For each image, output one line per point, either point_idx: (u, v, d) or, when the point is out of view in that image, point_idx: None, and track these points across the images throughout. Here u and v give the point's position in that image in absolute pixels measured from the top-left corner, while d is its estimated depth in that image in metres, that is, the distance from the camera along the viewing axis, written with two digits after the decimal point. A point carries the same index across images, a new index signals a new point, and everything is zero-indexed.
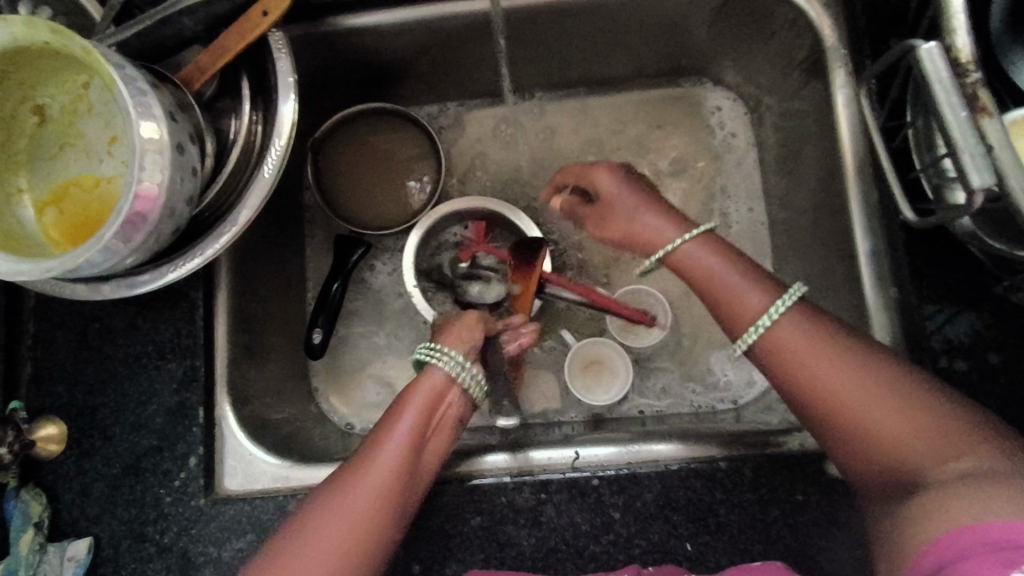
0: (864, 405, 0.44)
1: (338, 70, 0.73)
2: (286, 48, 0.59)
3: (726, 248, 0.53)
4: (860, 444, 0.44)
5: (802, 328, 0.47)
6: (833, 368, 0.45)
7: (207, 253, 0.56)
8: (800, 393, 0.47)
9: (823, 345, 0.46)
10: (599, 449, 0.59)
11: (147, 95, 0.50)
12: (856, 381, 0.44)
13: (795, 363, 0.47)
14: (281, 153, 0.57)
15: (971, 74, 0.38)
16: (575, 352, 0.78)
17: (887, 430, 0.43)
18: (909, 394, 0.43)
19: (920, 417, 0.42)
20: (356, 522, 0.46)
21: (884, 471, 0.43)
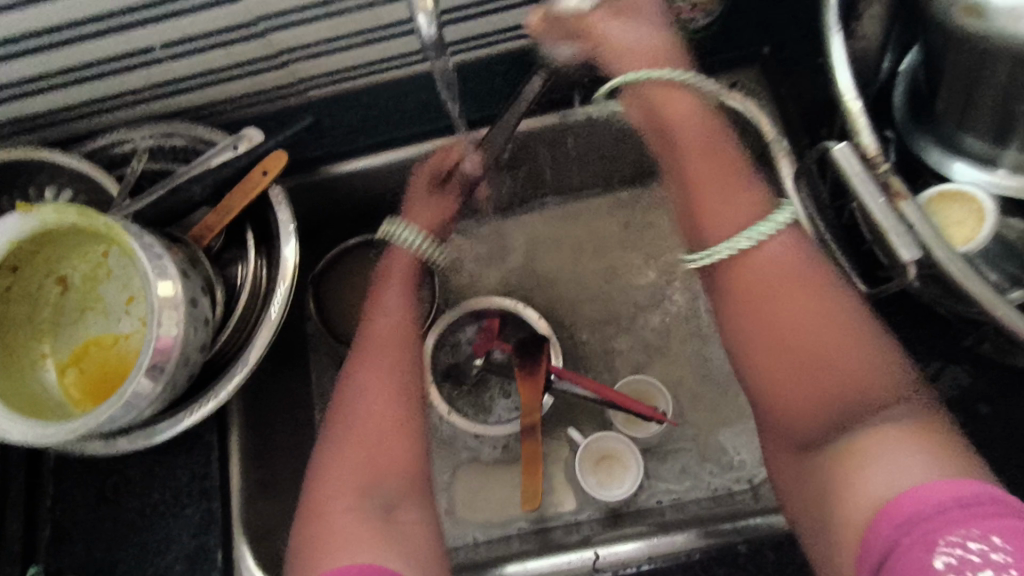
0: (800, 323, 0.45)
1: (330, 210, 0.80)
2: (286, 200, 0.65)
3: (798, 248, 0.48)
4: (790, 358, 0.45)
5: (778, 251, 0.47)
6: (779, 276, 0.46)
7: (220, 396, 0.58)
8: (745, 307, 0.46)
9: (786, 264, 0.46)
10: (618, 546, 0.60)
11: (162, 258, 0.55)
12: (799, 300, 0.45)
13: (746, 279, 0.46)
14: (286, 293, 0.61)
15: (880, 165, 0.42)
16: (585, 447, 0.77)
17: (815, 354, 0.44)
18: (836, 312, 0.45)
19: (836, 338, 0.44)
20: (395, 404, 0.51)
21: (808, 408, 0.45)
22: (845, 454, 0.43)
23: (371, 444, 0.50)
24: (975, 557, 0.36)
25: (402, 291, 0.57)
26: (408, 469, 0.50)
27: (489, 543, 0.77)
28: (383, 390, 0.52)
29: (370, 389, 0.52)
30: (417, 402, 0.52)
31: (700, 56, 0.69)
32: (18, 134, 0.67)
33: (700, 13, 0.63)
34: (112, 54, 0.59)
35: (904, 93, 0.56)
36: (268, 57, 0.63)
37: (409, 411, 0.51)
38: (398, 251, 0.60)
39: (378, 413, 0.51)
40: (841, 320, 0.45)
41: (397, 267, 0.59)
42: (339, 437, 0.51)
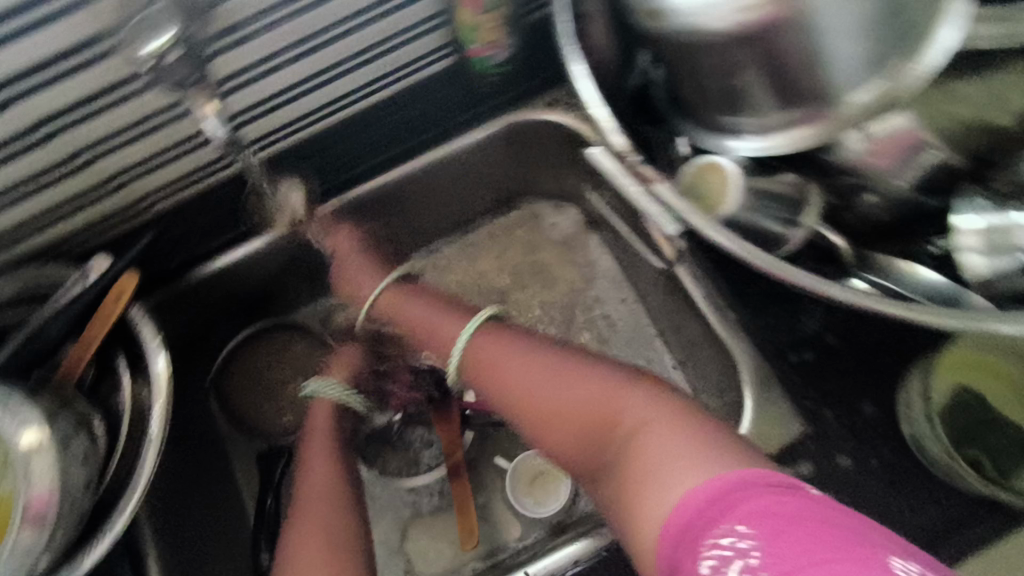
0: (530, 390, 0.60)
1: (211, 312, 0.80)
2: (149, 317, 0.65)
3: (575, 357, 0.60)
4: (533, 412, 0.59)
5: (485, 342, 0.66)
6: (522, 361, 0.62)
7: (115, 528, 0.57)
8: (494, 384, 0.63)
9: (507, 346, 0.64)
10: (542, 561, 0.63)
11: (21, 409, 0.55)
12: (572, 386, 0.58)
13: (493, 379, 0.63)
14: (162, 408, 0.61)
15: (627, 153, 0.50)
16: (516, 471, 0.79)
17: (576, 414, 0.56)
18: (570, 371, 0.59)
19: (573, 380, 0.58)
20: (332, 528, 0.61)
21: (581, 436, 0.55)
22: (623, 465, 0.49)
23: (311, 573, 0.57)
24: (728, 552, 0.37)
25: (324, 441, 0.70)
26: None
27: None
28: (321, 521, 0.62)
29: (311, 526, 0.61)
30: (353, 521, 0.62)
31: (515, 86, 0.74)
32: None
33: (497, 49, 0.66)
34: None
35: None
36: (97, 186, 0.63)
37: (348, 535, 0.61)
38: (318, 402, 0.74)
39: (316, 543, 0.60)
40: (571, 368, 0.59)
41: (322, 419, 0.73)
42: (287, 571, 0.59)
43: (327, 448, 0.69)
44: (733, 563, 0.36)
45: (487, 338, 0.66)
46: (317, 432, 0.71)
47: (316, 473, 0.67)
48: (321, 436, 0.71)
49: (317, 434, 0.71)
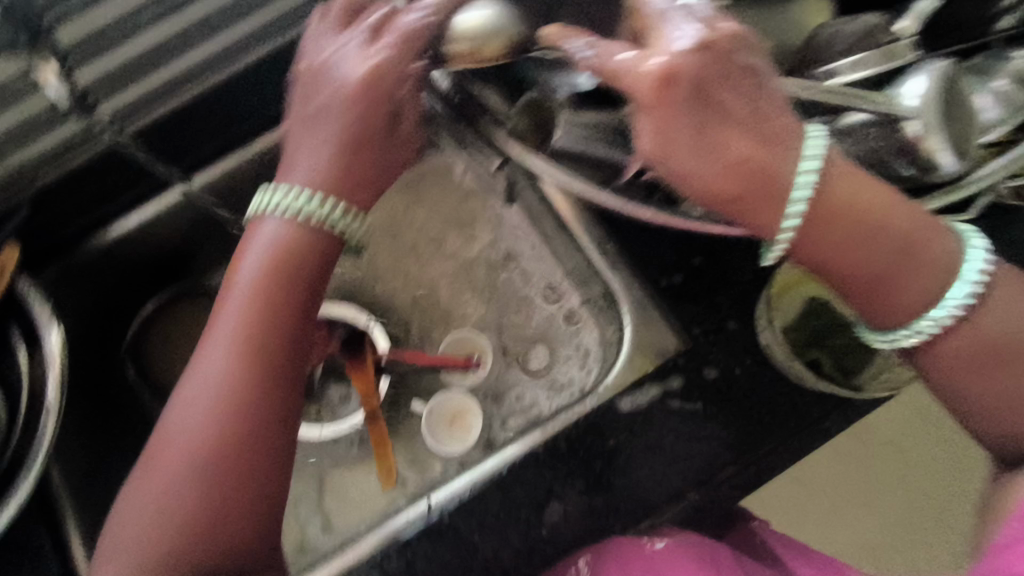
0: (988, 381, 0.48)
1: (120, 289, 0.78)
2: (38, 290, 0.66)
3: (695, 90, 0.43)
4: (741, 200, 0.45)
5: (676, 92, 0.43)
6: (710, 134, 0.44)
7: (19, 496, 0.59)
8: (745, 147, 0.44)
9: (682, 106, 0.43)
10: (445, 488, 0.62)
11: None
12: (707, 136, 0.44)
13: (724, 168, 0.44)
14: (58, 378, 0.63)
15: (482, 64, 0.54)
16: (429, 414, 0.81)
17: (730, 176, 0.44)
18: (739, 128, 0.44)
19: (737, 165, 0.44)
20: (192, 444, 0.46)
21: (725, 186, 0.45)
22: (909, 263, 0.47)
23: (146, 519, 0.44)
24: None
25: (242, 302, 0.49)
26: (201, 515, 0.44)
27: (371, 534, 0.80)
28: (187, 427, 0.46)
29: (167, 464, 0.45)
30: (254, 417, 0.46)
31: None
32: None
33: None
34: None
35: None
36: None
37: (219, 446, 0.45)
38: (263, 225, 0.50)
39: (174, 484, 0.45)
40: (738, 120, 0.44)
41: (276, 247, 0.49)
42: (138, 493, 0.46)
43: (267, 299, 0.49)
44: None
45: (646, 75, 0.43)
46: (229, 305, 0.49)
47: (222, 344, 0.48)
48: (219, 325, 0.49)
49: (233, 299, 0.49)
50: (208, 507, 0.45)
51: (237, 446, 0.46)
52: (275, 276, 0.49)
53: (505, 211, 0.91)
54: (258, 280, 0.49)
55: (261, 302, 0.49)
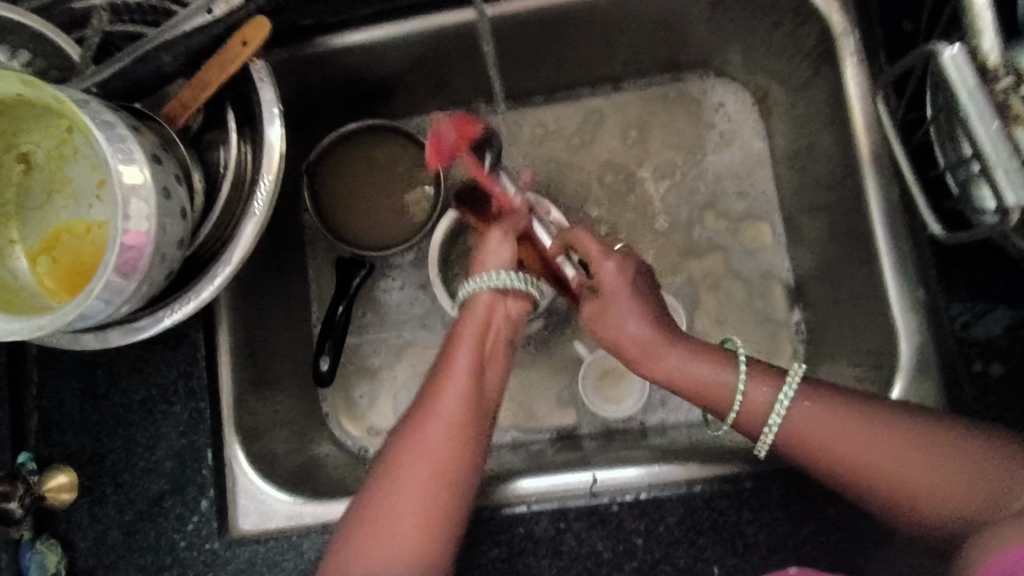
0: (896, 466, 0.48)
1: (329, 90, 0.71)
2: (270, 77, 0.57)
3: (836, 399, 0.51)
4: (901, 496, 0.48)
5: (815, 410, 0.51)
6: (853, 442, 0.49)
7: (202, 296, 0.55)
8: (867, 473, 0.49)
9: (838, 420, 0.50)
10: (617, 472, 0.57)
11: (127, 140, 0.48)
12: (876, 424, 0.50)
13: (886, 457, 0.48)
14: (270, 187, 0.56)
15: (1001, 81, 0.41)
16: (591, 362, 0.75)
17: (915, 478, 0.48)
18: (886, 442, 0.49)
19: (907, 445, 0.48)
20: (433, 457, 0.51)
21: (914, 493, 0.47)
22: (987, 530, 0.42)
23: (396, 533, 0.48)
24: None
25: (476, 354, 0.55)
26: (426, 532, 0.49)
27: None
28: (399, 478, 0.50)
29: (411, 457, 0.50)
30: (465, 454, 0.51)
31: None
32: None
33: None
34: None
35: None
36: None
37: (440, 464, 0.50)
38: (476, 294, 0.57)
39: (415, 494, 0.50)
40: (909, 428, 0.49)
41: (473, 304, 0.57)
42: (357, 528, 0.49)
43: (474, 361, 0.55)
44: None
45: (813, 404, 0.51)
46: (465, 328, 0.56)
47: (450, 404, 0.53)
48: (465, 343, 0.55)
49: (465, 329, 0.56)
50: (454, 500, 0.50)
51: (435, 486, 0.50)
52: (482, 342, 0.56)
53: (757, 170, 0.74)
54: (476, 341, 0.56)
55: (466, 351, 0.55)
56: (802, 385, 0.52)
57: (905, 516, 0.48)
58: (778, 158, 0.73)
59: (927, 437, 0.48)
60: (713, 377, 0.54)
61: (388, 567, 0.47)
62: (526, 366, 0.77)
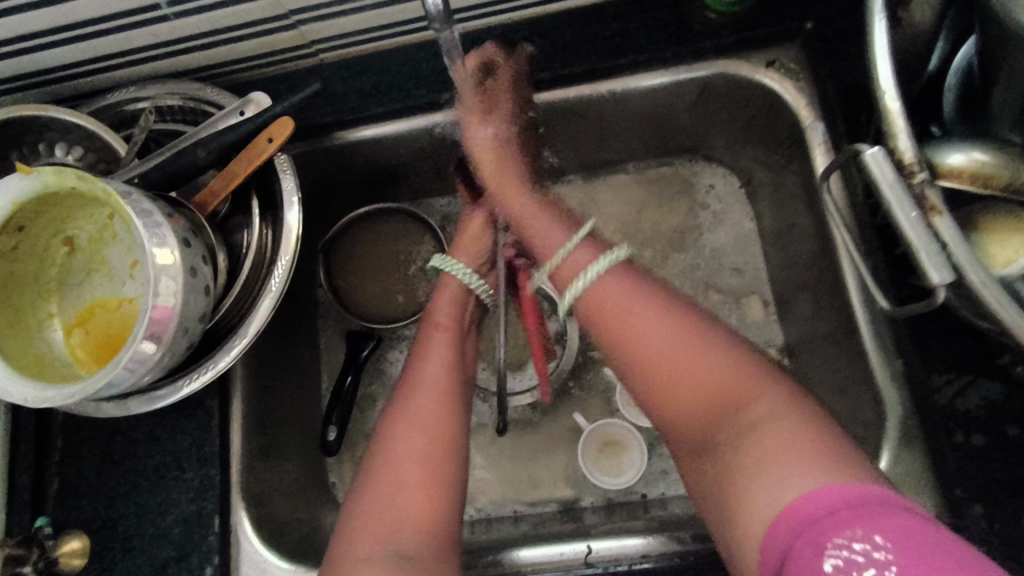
0: (664, 352, 0.49)
1: (346, 177, 0.77)
2: (292, 169, 0.63)
3: (640, 277, 0.54)
4: (664, 387, 0.49)
5: (617, 286, 0.54)
6: (641, 318, 0.51)
7: (219, 366, 0.59)
8: (634, 358, 0.51)
9: (634, 302, 0.52)
10: (611, 541, 0.59)
11: (161, 225, 0.54)
12: (659, 313, 0.51)
13: (653, 343, 0.50)
14: (287, 266, 0.61)
15: (917, 173, 0.38)
16: (589, 433, 0.76)
17: (690, 381, 0.48)
18: (677, 326, 0.50)
19: (693, 351, 0.48)
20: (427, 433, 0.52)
21: (689, 402, 0.48)
22: (742, 451, 0.43)
23: (401, 515, 0.49)
24: (859, 559, 0.33)
25: (450, 313, 0.62)
26: (430, 512, 0.49)
27: (485, 523, 0.76)
28: (395, 456, 0.51)
29: (409, 432, 0.52)
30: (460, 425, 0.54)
31: (736, 31, 0.65)
32: (29, 89, 0.68)
33: None
34: (118, 9, 0.58)
35: (961, 73, 0.49)
36: (275, 17, 0.61)
37: (435, 441, 0.52)
38: (449, 278, 0.65)
39: (414, 469, 0.51)
40: (688, 332, 0.49)
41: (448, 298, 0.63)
42: (365, 491, 0.51)
43: (454, 329, 0.60)
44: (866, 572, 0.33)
45: (614, 282, 0.54)
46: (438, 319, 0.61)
47: (434, 360, 0.57)
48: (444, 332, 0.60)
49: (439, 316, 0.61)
50: (449, 477, 0.51)
51: (434, 460, 0.51)
52: (459, 309, 0.63)
53: (745, 248, 0.78)
54: (450, 335, 0.60)
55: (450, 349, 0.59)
56: (618, 262, 0.55)
57: (665, 399, 0.49)
58: (765, 237, 0.77)
59: (712, 341, 0.48)
60: (552, 230, 0.62)
61: (395, 544, 0.47)
62: (526, 435, 0.79)
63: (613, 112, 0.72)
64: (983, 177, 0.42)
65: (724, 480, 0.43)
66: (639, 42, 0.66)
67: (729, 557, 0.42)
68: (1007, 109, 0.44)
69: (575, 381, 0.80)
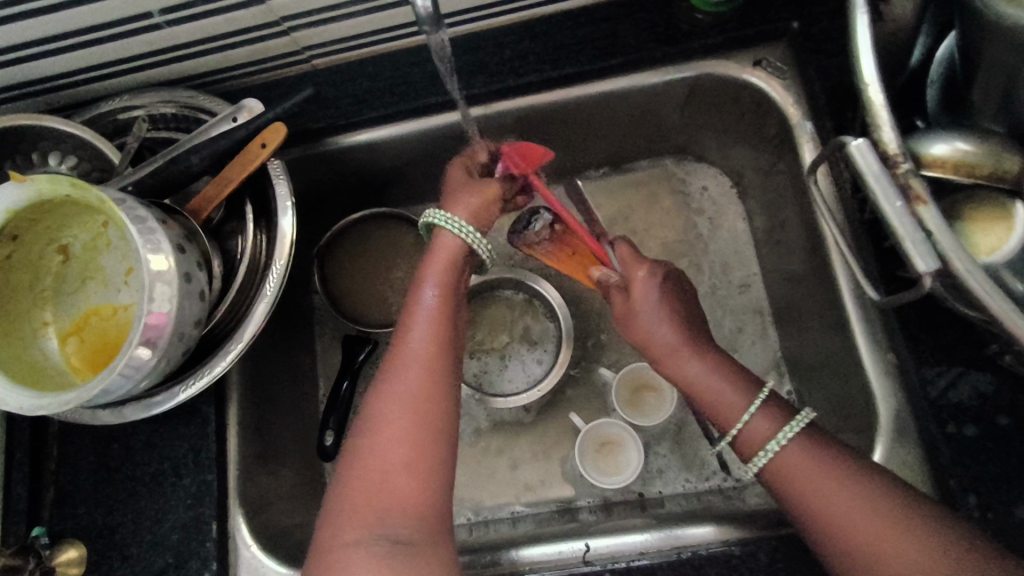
0: (865, 532, 0.47)
1: (340, 182, 0.78)
2: (285, 174, 0.64)
3: (834, 449, 0.52)
4: (870, 570, 0.46)
5: (810, 455, 0.52)
6: (842, 493, 0.49)
7: (215, 370, 0.59)
8: (827, 528, 0.49)
9: (830, 470, 0.51)
10: (608, 540, 0.59)
11: (156, 231, 0.54)
12: (852, 488, 0.49)
13: (851, 520, 0.48)
14: (282, 270, 0.61)
15: (901, 164, 0.38)
16: (586, 433, 0.76)
17: (896, 563, 0.45)
18: (877, 501, 0.48)
19: (896, 529, 0.46)
20: (413, 417, 0.51)
21: None
22: None
23: (387, 502, 0.48)
24: None
25: (444, 280, 0.57)
26: (419, 496, 0.49)
27: (483, 525, 0.76)
28: (379, 440, 0.50)
29: (393, 414, 0.51)
30: (449, 407, 0.52)
31: (724, 31, 0.66)
32: (24, 98, 0.68)
33: None
34: (112, 18, 0.58)
35: (941, 69, 0.50)
36: (269, 24, 0.62)
37: (419, 423, 0.51)
38: (444, 234, 0.59)
39: (399, 453, 0.50)
40: (889, 507, 0.48)
41: (444, 258, 0.58)
42: (348, 478, 0.50)
43: (445, 298, 0.56)
44: None
45: (808, 455, 0.52)
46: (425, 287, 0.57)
47: (420, 336, 0.55)
48: (432, 305, 0.56)
49: (430, 278, 0.57)
50: (437, 461, 0.50)
51: (420, 442, 0.50)
52: (451, 275, 0.57)
53: (737, 247, 0.79)
54: (440, 306, 0.56)
55: (439, 322, 0.55)
56: (804, 429, 0.53)
57: (856, 568, 0.47)
58: (757, 236, 0.78)
59: (920, 522, 0.46)
60: (729, 397, 0.57)
61: (385, 533, 0.47)
62: (524, 437, 0.79)
63: (605, 114, 0.72)
64: (967, 166, 0.43)
65: None
66: (628, 43, 0.67)
67: None
68: (989, 100, 0.45)
69: (572, 382, 0.81)
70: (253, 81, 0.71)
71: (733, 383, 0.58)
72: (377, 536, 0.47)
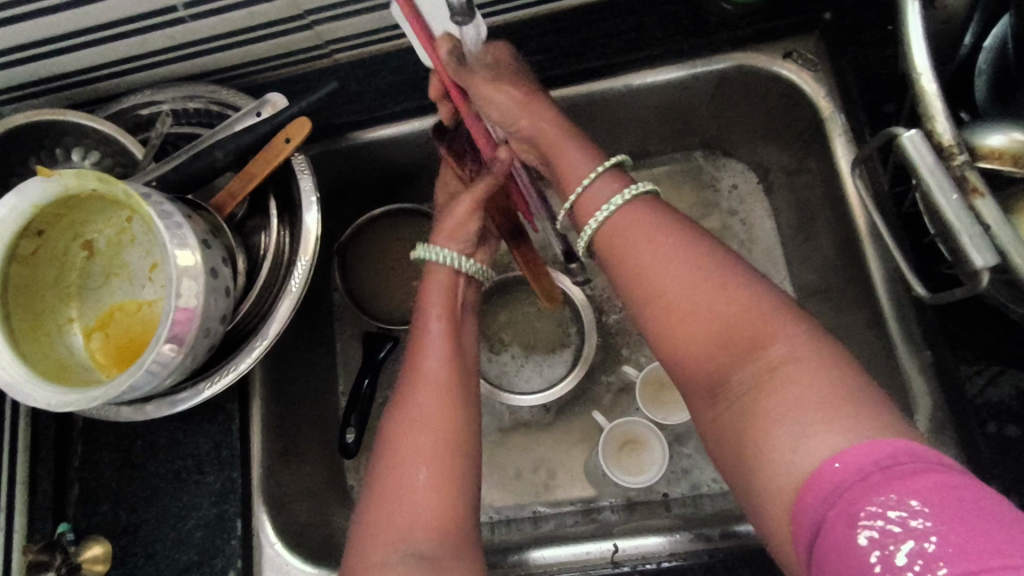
0: (678, 293, 0.45)
1: (360, 177, 0.77)
2: (309, 169, 0.63)
3: (663, 212, 0.49)
4: (682, 340, 0.45)
5: (637, 215, 0.49)
6: (660, 259, 0.46)
7: (241, 367, 0.58)
8: (642, 298, 0.48)
9: (653, 231, 0.48)
10: (637, 540, 0.59)
11: (182, 226, 0.53)
12: (667, 246, 0.47)
13: (665, 288, 0.46)
14: (307, 267, 0.60)
15: (956, 155, 0.37)
16: (612, 430, 0.74)
17: (707, 325, 0.44)
18: (696, 265, 0.45)
19: (712, 295, 0.44)
20: (431, 434, 0.50)
21: (708, 356, 0.44)
22: (755, 409, 0.40)
23: (411, 520, 0.47)
24: (896, 529, 0.31)
25: (445, 300, 0.57)
26: (442, 513, 0.48)
27: (505, 524, 0.75)
28: (401, 461, 0.49)
29: (411, 430, 0.50)
30: (467, 426, 0.52)
31: (752, 23, 0.65)
32: (47, 94, 0.68)
33: None
34: (138, 13, 0.58)
35: (986, 58, 0.49)
36: (295, 17, 0.61)
37: (439, 438, 0.50)
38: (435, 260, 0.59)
39: (418, 471, 0.49)
40: (706, 274, 0.45)
41: (439, 286, 0.58)
42: (371, 503, 0.49)
43: (450, 315, 0.57)
44: (901, 541, 0.30)
45: (633, 216, 0.49)
46: (432, 306, 0.57)
47: (431, 353, 0.54)
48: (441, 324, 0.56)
49: (433, 298, 0.57)
50: (458, 478, 0.49)
51: (440, 458, 0.49)
52: (450, 295, 0.58)
53: (763, 245, 0.77)
54: (448, 327, 0.56)
55: (450, 341, 0.55)
56: (636, 195, 0.50)
57: (675, 341, 0.46)
58: (784, 234, 0.76)
59: (735, 283, 0.44)
60: (573, 164, 0.54)
61: (408, 552, 0.46)
62: (546, 434, 0.79)
63: (629, 107, 0.71)
64: (1023, 157, 0.43)
65: (742, 432, 0.40)
66: (654, 36, 0.66)
67: (751, 513, 0.40)
68: None
69: (593, 380, 0.80)
70: (276, 77, 0.70)
71: (581, 152, 0.54)
72: (404, 555, 0.46)
